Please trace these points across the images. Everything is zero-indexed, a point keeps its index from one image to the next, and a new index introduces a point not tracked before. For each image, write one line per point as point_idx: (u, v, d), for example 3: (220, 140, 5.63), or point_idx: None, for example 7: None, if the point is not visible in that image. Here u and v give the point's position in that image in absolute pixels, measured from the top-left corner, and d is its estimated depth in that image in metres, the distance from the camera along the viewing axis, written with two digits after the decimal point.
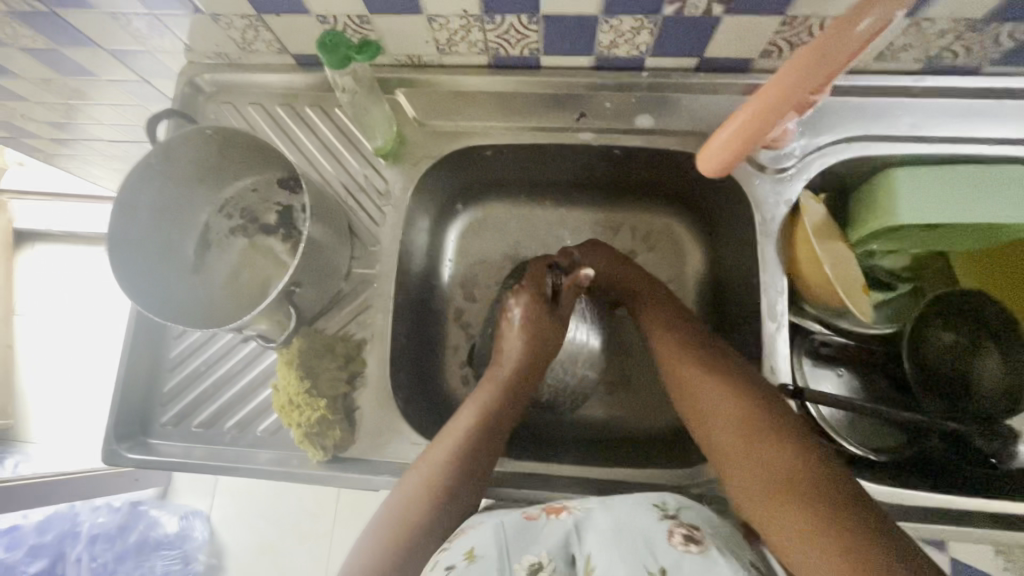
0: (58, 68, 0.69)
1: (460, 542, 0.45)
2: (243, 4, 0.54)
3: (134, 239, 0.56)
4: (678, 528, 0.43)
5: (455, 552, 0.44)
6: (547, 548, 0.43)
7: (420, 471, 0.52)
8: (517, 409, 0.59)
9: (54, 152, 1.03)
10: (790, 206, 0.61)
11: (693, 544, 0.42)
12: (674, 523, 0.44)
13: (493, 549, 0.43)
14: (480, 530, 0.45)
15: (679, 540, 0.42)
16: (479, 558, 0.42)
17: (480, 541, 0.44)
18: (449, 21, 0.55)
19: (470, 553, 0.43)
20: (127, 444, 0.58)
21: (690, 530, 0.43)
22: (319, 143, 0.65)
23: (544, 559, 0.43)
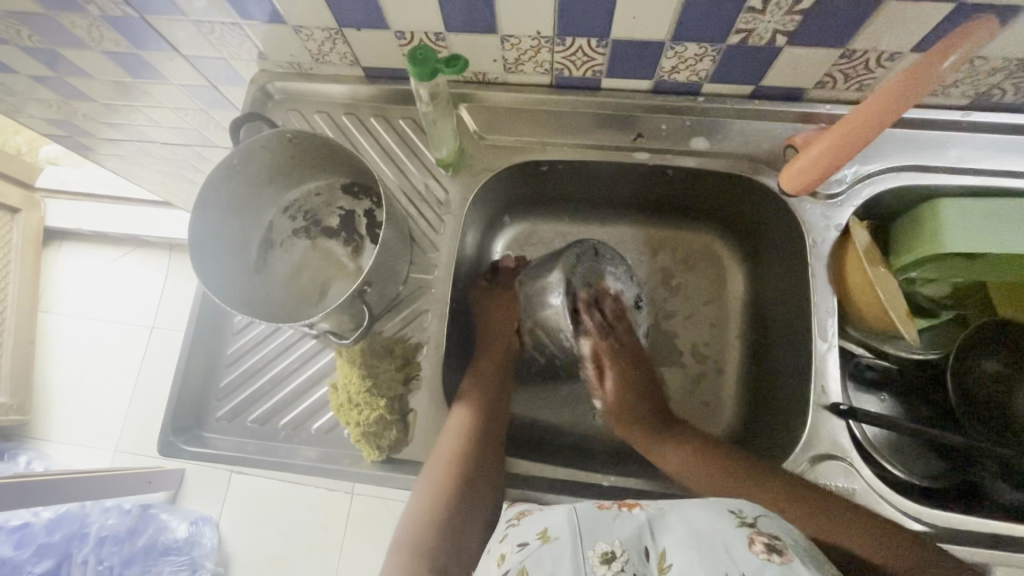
0: (131, 71, 0.72)
1: (530, 523, 0.48)
2: (327, 17, 0.57)
3: (209, 236, 0.58)
4: (760, 537, 0.41)
5: (530, 532, 0.47)
6: (620, 538, 0.44)
7: (439, 455, 0.56)
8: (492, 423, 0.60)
9: (100, 151, 1.06)
10: (839, 230, 0.62)
11: (774, 553, 0.39)
12: (753, 531, 0.41)
13: (567, 532, 0.45)
14: (555, 516, 0.47)
15: (760, 549, 0.40)
16: (552, 539, 0.45)
17: (556, 524, 0.46)
18: (521, 41, 0.58)
19: (544, 533, 0.45)
20: (183, 436, 0.59)
21: (769, 540, 0.41)
22: (382, 151, 0.68)
23: (617, 548, 0.43)
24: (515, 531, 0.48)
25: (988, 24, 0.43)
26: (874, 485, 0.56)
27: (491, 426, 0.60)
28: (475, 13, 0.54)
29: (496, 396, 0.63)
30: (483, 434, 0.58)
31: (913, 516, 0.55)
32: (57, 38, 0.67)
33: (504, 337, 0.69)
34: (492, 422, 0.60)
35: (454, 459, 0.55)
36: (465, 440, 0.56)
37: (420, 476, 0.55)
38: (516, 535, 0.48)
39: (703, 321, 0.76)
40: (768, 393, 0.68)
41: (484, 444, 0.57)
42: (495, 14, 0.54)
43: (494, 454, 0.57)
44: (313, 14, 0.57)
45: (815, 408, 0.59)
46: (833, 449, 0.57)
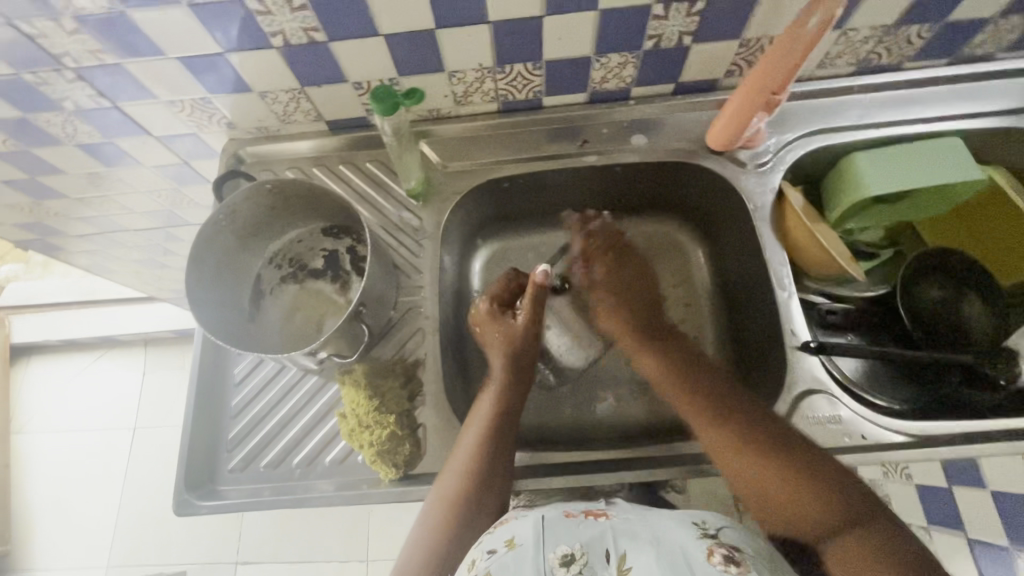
0: (103, 160, 0.76)
1: (501, 530, 0.52)
2: (290, 79, 0.63)
3: (202, 290, 0.61)
4: (719, 548, 0.47)
5: (498, 539, 0.50)
6: (581, 542, 0.49)
7: (441, 495, 0.56)
8: (505, 446, 0.58)
9: (71, 250, 1.07)
10: (775, 192, 0.70)
11: (732, 564, 0.45)
12: (713, 543, 0.47)
13: (531, 538, 0.49)
14: (521, 523, 0.51)
15: (719, 559, 0.45)
16: (518, 545, 0.48)
17: (521, 531, 0.50)
18: (466, 75, 0.65)
19: (511, 540, 0.49)
20: (197, 492, 0.59)
21: (728, 551, 0.47)
22: (356, 194, 0.72)
23: (577, 551, 0.48)
24: (487, 536, 0.52)
25: None
26: (857, 411, 0.60)
27: (504, 449, 0.58)
28: (421, 55, 0.61)
29: (506, 419, 0.60)
30: (490, 458, 0.57)
31: (895, 430, 0.59)
32: (31, 139, 0.71)
33: (528, 355, 0.68)
34: (506, 446, 0.58)
35: (456, 500, 0.55)
36: (475, 462, 0.56)
37: (428, 498, 0.57)
38: (487, 542, 0.51)
39: (678, 303, 0.79)
40: (747, 352, 0.72)
41: (493, 464, 0.57)
42: (439, 54, 0.61)
43: (495, 488, 0.56)
44: (277, 77, 0.63)
45: (789, 349, 0.64)
46: (814, 384, 0.62)
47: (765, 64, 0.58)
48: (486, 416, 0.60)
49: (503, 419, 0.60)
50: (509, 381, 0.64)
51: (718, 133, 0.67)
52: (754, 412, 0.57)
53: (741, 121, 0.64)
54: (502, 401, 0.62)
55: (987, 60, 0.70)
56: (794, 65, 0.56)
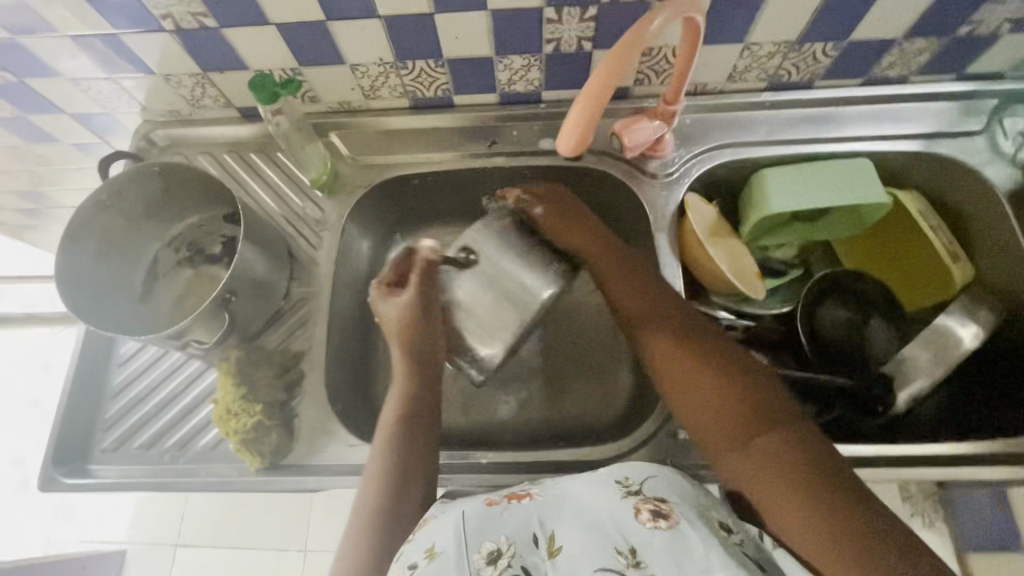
0: (22, 134, 0.77)
1: (424, 535, 0.46)
2: (191, 63, 0.63)
3: (85, 268, 0.62)
4: (645, 505, 0.45)
5: (418, 549, 0.45)
6: (505, 533, 0.45)
7: (361, 514, 0.54)
8: (419, 446, 0.57)
9: (16, 224, 1.08)
10: (678, 205, 0.70)
11: (661, 519, 0.44)
12: (638, 500, 0.46)
13: (452, 542, 0.44)
14: (441, 527, 0.46)
15: (646, 517, 0.44)
16: (439, 554, 0.44)
17: (441, 536, 0.45)
18: (368, 69, 0.65)
19: (432, 549, 0.44)
20: (65, 469, 0.59)
21: (656, 505, 0.45)
22: (264, 183, 0.72)
23: (503, 545, 0.44)
24: (408, 546, 0.46)
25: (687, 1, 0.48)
26: None
27: (419, 454, 0.57)
28: (317, 46, 0.61)
29: (416, 423, 0.58)
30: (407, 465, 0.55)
31: None
32: None
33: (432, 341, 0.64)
34: (417, 454, 0.56)
35: (376, 513, 0.53)
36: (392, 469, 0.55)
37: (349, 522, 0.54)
38: (407, 554, 0.45)
39: (591, 309, 0.79)
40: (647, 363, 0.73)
41: (411, 469, 0.55)
42: (336, 46, 0.61)
43: (415, 492, 0.55)
44: (177, 61, 0.63)
45: None
46: None
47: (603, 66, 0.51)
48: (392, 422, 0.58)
49: (410, 420, 0.58)
50: (415, 380, 0.61)
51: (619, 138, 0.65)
52: (716, 340, 0.56)
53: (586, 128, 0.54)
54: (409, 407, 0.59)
55: (902, 82, 0.70)
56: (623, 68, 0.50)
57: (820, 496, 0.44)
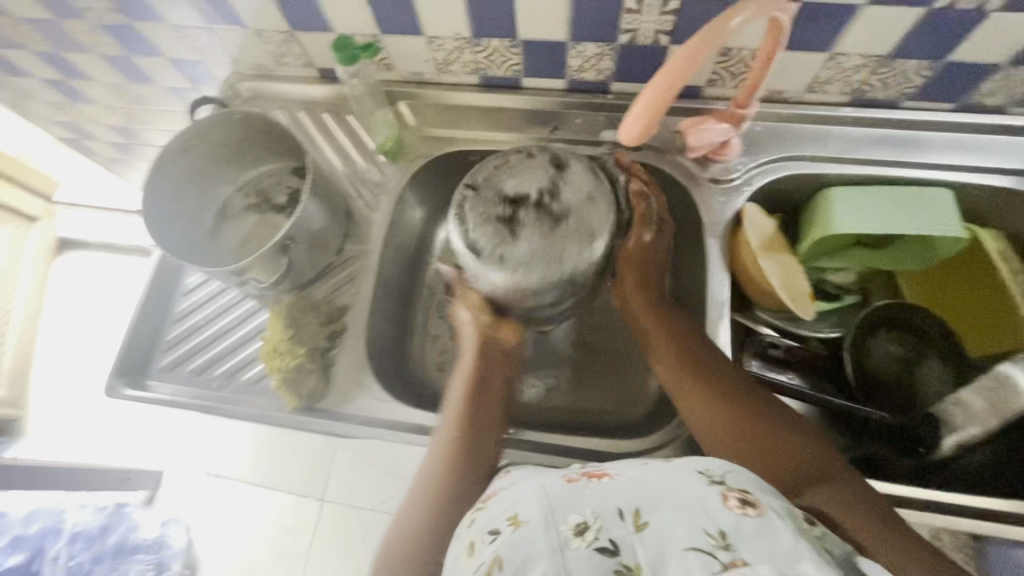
0: (125, 73, 0.84)
1: (501, 506, 0.46)
2: (282, 21, 0.67)
3: (165, 201, 0.67)
4: (732, 493, 0.41)
5: (501, 516, 0.44)
6: (589, 508, 0.42)
7: (422, 491, 0.57)
8: (484, 438, 0.60)
9: (110, 156, 1.19)
10: (735, 212, 0.68)
11: (750, 508, 0.40)
12: (724, 489, 0.42)
13: (537, 514, 0.42)
14: (522, 496, 0.45)
15: (735, 504, 0.40)
16: (523, 523, 0.42)
17: (525, 507, 0.43)
18: (445, 42, 0.66)
19: (516, 517, 0.42)
20: (124, 380, 0.64)
21: (743, 495, 0.41)
22: (333, 144, 0.76)
23: (589, 518, 0.41)
24: (483, 514, 0.47)
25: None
26: None
27: (487, 445, 0.60)
28: (400, 15, 0.63)
29: (481, 415, 0.62)
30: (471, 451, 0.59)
31: None
32: (65, 44, 0.79)
33: (499, 350, 0.69)
34: (484, 443, 0.60)
35: (435, 492, 0.56)
36: (454, 452, 0.58)
37: (408, 498, 0.57)
38: (487, 521, 0.45)
39: None
40: None
41: (477, 457, 0.59)
42: (417, 17, 0.63)
43: (472, 480, 0.57)
44: (270, 18, 0.67)
45: None
46: None
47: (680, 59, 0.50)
48: (457, 409, 0.62)
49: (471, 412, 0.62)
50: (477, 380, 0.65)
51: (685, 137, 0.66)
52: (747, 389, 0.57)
53: (649, 123, 0.56)
54: (467, 401, 0.62)
55: (999, 112, 0.65)
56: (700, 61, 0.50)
57: (893, 527, 0.45)
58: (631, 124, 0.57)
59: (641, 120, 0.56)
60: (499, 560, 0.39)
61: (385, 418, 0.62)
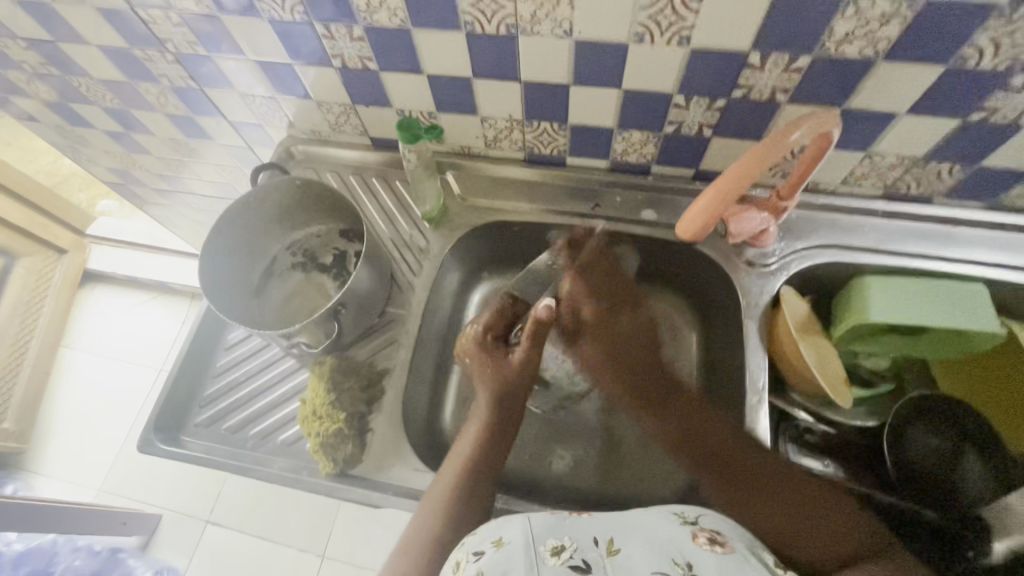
0: (184, 129, 0.88)
1: (486, 531, 0.47)
2: (345, 95, 0.71)
3: (220, 259, 0.70)
4: (702, 533, 0.47)
5: (484, 539, 0.46)
6: (570, 536, 0.45)
7: (409, 540, 0.56)
8: (483, 480, 0.59)
9: (151, 199, 1.24)
10: (772, 295, 0.70)
11: (717, 545, 0.45)
12: (695, 528, 0.47)
13: (520, 537, 0.45)
14: (508, 524, 0.47)
15: (704, 541, 0.46)
16: (505, 543, 0.44)
17: (509, 531, 0.46)
18: (497, 122, 0.70)
19: (499, 539, 0.45)
20: (161, 435, 0.65)
21: (712, 535, 0.47)
22: (381, 208, 0.79)
23: (567, 543, 0.44)
24: (471, 538, 0.47)
25: (829, 114, 0.51)
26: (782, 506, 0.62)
27: (482, 488, 0.59)
28: (458, 97, 0.67)
29: (485, 460, 0.60)
30: (466, 496, 0.57)
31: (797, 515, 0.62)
32: (133, 101, 0.84)
33: (519, 385, 0.65)
34: (481, 486, 0.58)
35: (426, 541, 0.55)
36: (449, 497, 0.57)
37: (398, 548, 0.56)
38: (473, 543, 0.46)
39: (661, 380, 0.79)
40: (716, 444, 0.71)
41: (471, 503, 0.57)
42: (475, 100, 0.67)
43: (478, 512, 0.57)
44: (334, 91, 0.71)
45: None
46: None
47: (735, 171, 0.55)
48: (472, 446, 0.61)
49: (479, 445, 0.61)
50: (492, 425, 0.62)
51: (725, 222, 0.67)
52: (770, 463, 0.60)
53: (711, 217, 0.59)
54: (485, 435, 0.62)
55: None
56: (760, 165, 0.53)
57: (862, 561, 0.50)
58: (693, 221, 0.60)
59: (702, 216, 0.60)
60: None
61: (419, 489, 0.61)
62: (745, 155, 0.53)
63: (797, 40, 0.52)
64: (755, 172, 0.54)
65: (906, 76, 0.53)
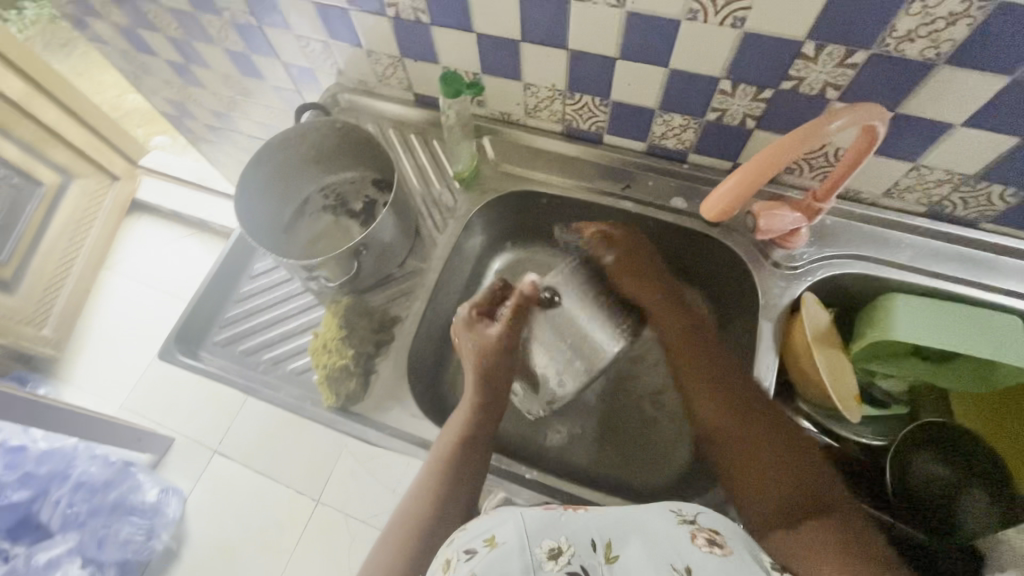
0: (240, 67, 0.91)
1: (482, 525, 0.47)
2: (394, 46, 0.72)
3: (255, 190, 0.72)
4: (701, 532, 0.45)
5: (478, 537, 0.45)
6: (565, 534, 0.45)
7: (403, 515, 0.59)
8: (475, 455, 0.61)
9: (202, 135, 1.28)
10: (793, 299, 0.68)
11: (716, 546, 0.44)
12: (694, 528, 0.46)
13: (514, 538, 0.44)
14: (503, 520, 0.47)
15: (702, 542, 0.44)
16: (499, 543, 0.44)
17: (503, 529, 0.45)
18: (540, 91, 0.70)
19: (492, 538, 0.44)
20: (181, 347, 0.68)
21: (710, 535, 0.45)
22: (414, 162, 0.80)
23: (563, 543, 0.44)
24: (462, 535, 0.48)
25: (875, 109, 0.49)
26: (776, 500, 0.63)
27: (471, 464, 0.60)
28: (504, 60, 0.68)
29: (475, 438, 0.62)
30: (455, 471, 0.59)
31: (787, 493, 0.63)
32: (195, 33, 0.87)
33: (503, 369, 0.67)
34: (471, 463, 0.60)
35: (416, 515, 0.58)
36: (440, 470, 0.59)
37: (392, 523, 0.60)
38: (465, 541, 0.46)
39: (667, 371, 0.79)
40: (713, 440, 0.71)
41: (463, 477, 0.59)
42: (520, 65, 0.67)
43: (473, 483, 0.60)
44: (384, 42, 0.72)
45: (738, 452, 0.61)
46: None
47: (764, 155, 0.52)
48: (463, 427, 0.62)
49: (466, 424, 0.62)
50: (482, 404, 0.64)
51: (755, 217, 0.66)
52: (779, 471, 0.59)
53: (734, 202, 0.56)
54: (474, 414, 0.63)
55: None
56: (785, 155, 0.51)
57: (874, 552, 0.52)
58: (718, 200, 0.57)
59: (726, 198, 0.57)
60: None
61: (413, 434, 0.63)
62: (773, 148, 0.51)
63: (855, 33, 0.50)
64: (783, 159, 0.51)
65: (966, 85, 0.51)
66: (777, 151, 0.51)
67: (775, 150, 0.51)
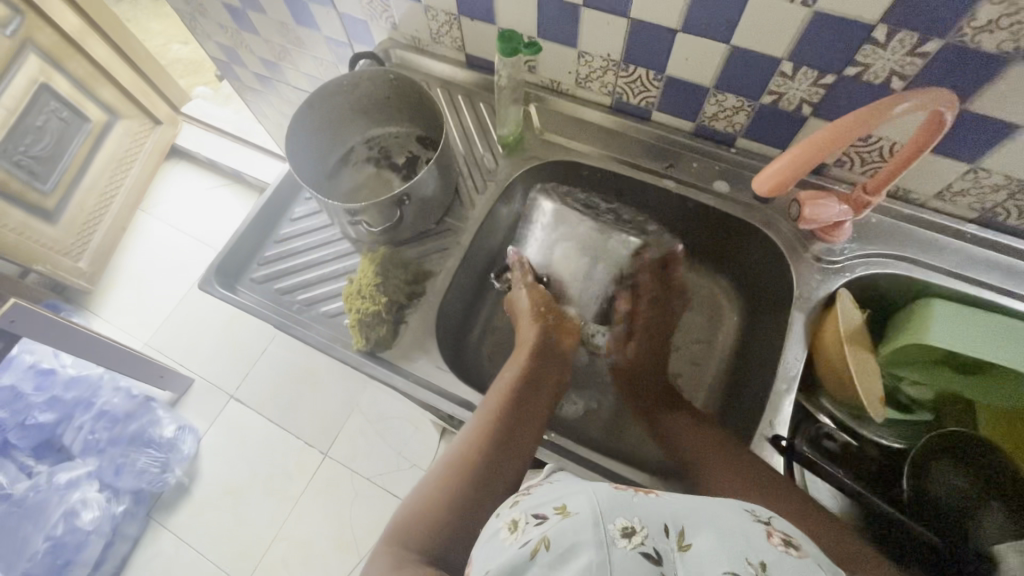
0: (295, 15, 0.92)
1: (549, 494, 0.41)
2: (452, 4, 0.72)
3: (305, 133, 0.73)
4: (776, 531, 0.38)
5: (546, 503, 0.39)
6: (640, 514, 0.37)
7: (451, 454, 0.55)
8: (533, 404, 0.59)
9: (248, 84, 1.30)
10: (828, 293, 0.67)
11: (792, 547, 0.37)
12: (768, 526, 0.38)
13: (587, 506, 0.38)
14: (573, 489, 0.40)
15: (778, 542, 0.37)
16: (570, 513, 0.37)
17: (575, 499, 0.39)
18: (594, 60, 0.70)
19: (563, 507, 0.38)
20: (220, 280, 0.70)
21: (786, 536, 0.38)
22: (458, 122, 0.80)
23: (637, 523, 0.36)
24: (527, 498, 0.42)
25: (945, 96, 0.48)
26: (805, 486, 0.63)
27: (529, 412, 0.58)
28: (562, 25, 0.67)
29: (535, 391, 0.61)
30: (513, 415, 0.57)
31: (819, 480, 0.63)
32: None
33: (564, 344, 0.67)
34: (531, 412, 0.58)
35: (468, 452, 0.54)
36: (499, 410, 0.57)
37: (434, 469, 0.55)
38: (533, 504, 0.40)
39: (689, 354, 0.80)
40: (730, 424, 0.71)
41: (521, 420, 0.57)
42: (578, 32, 0.67)
43: (531, 433, 0.57)
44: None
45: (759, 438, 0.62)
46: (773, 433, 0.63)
47: (827, 130, 0.52)
48: (521, 379, 0.61)
49: (526, 385, 0.61)
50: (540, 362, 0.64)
51: (801, 206, 0.65)
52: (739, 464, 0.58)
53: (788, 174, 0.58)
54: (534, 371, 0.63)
55: None
56: (848, 134, 0.52)
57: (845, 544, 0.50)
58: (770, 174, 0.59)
59: (780, 170, 0.58)
60: (546, 542, 0.35)
61: (437, 385, 0.65)
62: (835, 125, 0.52)
63: (931, 19, 0.49)
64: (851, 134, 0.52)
65: None
66: (840, 127, 0.52)
67: (839, 124, 0.51)
